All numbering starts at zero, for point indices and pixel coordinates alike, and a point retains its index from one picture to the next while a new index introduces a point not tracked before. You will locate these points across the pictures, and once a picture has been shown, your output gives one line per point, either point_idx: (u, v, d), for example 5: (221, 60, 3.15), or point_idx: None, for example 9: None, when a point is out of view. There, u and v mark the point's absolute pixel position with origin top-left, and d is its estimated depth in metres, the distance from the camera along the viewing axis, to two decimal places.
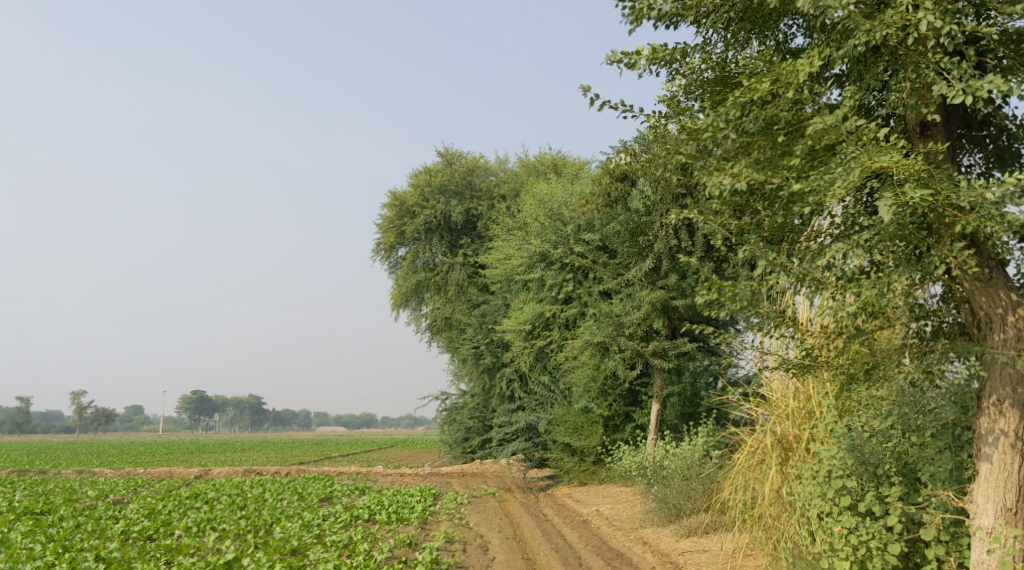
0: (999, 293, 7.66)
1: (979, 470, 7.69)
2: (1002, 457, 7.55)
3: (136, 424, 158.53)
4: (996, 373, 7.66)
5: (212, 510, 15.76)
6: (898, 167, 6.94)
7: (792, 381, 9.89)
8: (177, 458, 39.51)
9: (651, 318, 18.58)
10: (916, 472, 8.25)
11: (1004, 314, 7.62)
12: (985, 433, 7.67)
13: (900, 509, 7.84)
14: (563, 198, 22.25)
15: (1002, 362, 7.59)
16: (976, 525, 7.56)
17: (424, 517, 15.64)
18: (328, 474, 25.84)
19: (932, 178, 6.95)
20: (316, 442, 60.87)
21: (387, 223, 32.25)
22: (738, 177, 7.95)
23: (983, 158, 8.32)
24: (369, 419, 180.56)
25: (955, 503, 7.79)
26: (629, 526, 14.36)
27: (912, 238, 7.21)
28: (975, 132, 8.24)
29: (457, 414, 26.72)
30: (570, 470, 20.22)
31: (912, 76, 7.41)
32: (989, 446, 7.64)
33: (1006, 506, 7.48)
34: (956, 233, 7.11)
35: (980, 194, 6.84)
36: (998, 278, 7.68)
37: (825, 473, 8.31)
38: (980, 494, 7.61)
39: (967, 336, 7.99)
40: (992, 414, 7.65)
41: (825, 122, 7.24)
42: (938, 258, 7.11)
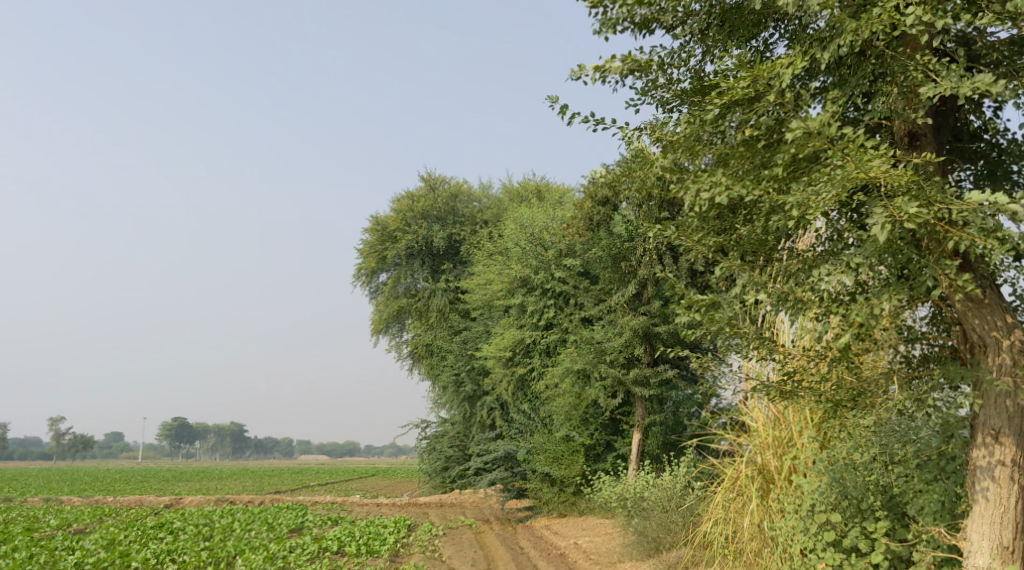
0: (993, 314, 7.26)
1: (973, 505, 7.26)
2: (998, 492, 7.12)
3: (115, 451, 156.70)
4: (991, 402, 7.25)
5: (174, 541, 15.19)
6: (885, 176, 6.54)
7: (772, 409, 9.49)
8: (151, 487, 38.63)
9: (632, 345, 18.17)
10: (901, 504, 7.81)
11: (998, 337, 7.22)
12: (980, 465, 7.25)
13: (886, 546, 7.38)
14: (544, 223, 21.87)
15: (997, 390, 7.18)
16: (970, 565, 7.13)
17: (395, 550, 15.10)
18: (302, 503, 25.23)
19: (925, 188, 6.52)
20: (298, 470, 59.90)
21: (368, 248, 31.79)
22: (716, 187, 7.58)
23: (974, 175, 7.97)
24: (353, 448, 178.93)
25: (947, 540, 7.34)
26: (607, 560, 13.83)
27: (901, 255, 6.78)
28: (963, 148, 7.90)
29: (437, 443, 26.11)
30: (549, 501, 19.52)
31: (901, 78, 7.08)
32: (983, 480, 7.20)
33: (1002, 544, 7.04)
34: (948, 249, 6.68)
35: (972, 206, 6.43)
36: (991, 299, 7.28)
37: (807, 508, 7.94)
38: (974, 531, 7.16)
39: (959, 360, 7.58)
40: (986, 445, 7.23)
41: (807, 128, 6.87)
42: (929, 276, 6.68)
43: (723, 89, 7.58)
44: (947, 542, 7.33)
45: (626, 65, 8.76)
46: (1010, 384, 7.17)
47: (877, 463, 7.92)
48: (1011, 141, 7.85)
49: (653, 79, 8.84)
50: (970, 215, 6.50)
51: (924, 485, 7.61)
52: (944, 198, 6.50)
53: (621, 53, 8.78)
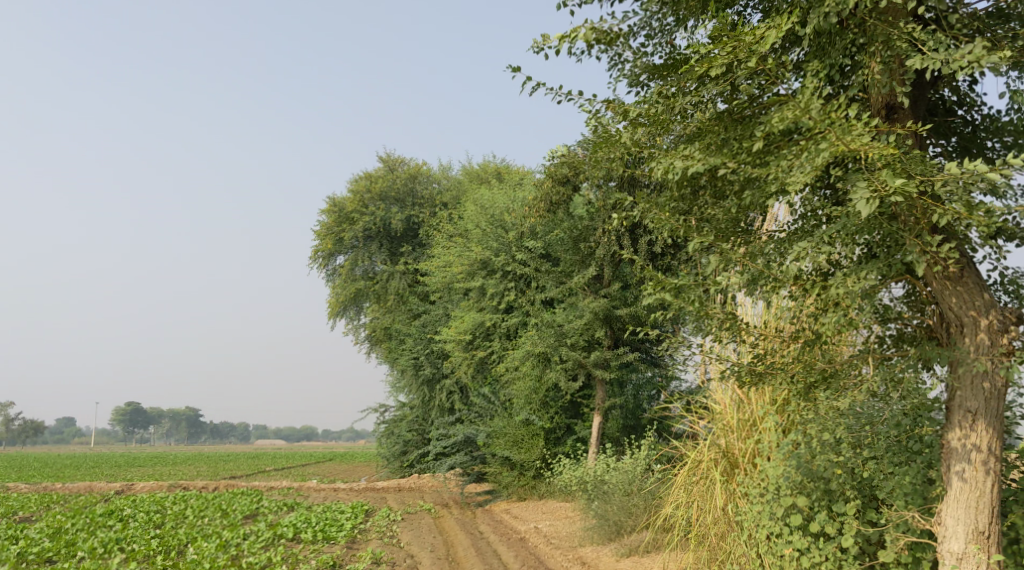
0: (971, 294, 7.12)
1: (947, 489, 7.14)
2: (974, 475, 6.99)
3: (66, 436, 154.24)
4: (968, 383, 7.11)
5: (123, 530, 14.74)
6: (866, 149, 6.33)
7: (736, 392, 9.33)
8: (102, 472, 37.90)
9: (593, 328, 18.04)
10: (870, 487, 7.66)
11: (975, 316, 7.08)
12: (956, 447, 7.11)
13: (856, 529, 7.22)
14: (504, 204, 21.59)
15: (974, 370, 7.04)
16: (946, 551, 7.00)
17: (352, 536, 14.78)
18: (257, 489, 24.79)
19: (906, 161, 6.32)
20: (254, 455, 59.25)
21: (325, 229, 31.31)
22: (690, 160, 7.37)
23: (947, 151, 7.82)
24: (310, 433, 177.89)
25: (922, 525, 7.18)
26: (567, 544, 13.65)
27: (879, 231, 6.59)
28: (938, 122, 7.76)
29: (395, 427, 25.81)
30: (509, 484, 19.34)
31: (884, 47, 6.89)
32: (958, 463, 7.08)
33: (977, 529, 6.92)
34: (930, 226, 6.49)
35: (954, 180, 6.24)
36: (969, 277, 7.15)
37: (774, 493, 7.78)
38: (949, 516, 7.03)
39: (935, 340, 7.44)
40: (962, 428, 7.09)
41: (787, 97, 6.64)
42: (907, 253, 6.48)
43: (699, 58, 7.37)
44: (920, 526, 7.20)
45: (593, 36, 8.47)
46: (987, 365, 7.03)
47: (845, 445, 7.75)
48: (985, 117, 7.73)
49: (621, 51, 8.58)
50: (951, 190, 6.31)
51: (896, 468, 7.46)
52: (925, 171, 6.32)
53: (589, 24, 8.48)
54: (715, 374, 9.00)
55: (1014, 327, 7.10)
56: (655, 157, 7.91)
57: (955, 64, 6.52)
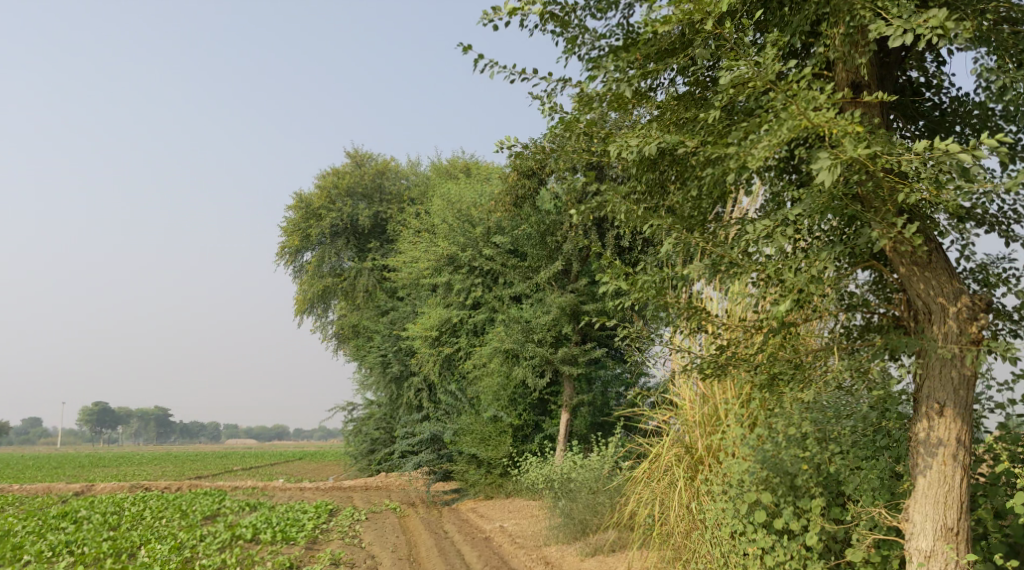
0: (940, 280, 6.91)
1: (914, 484, 6.92)
2: (941, 469, 6.77)
3: (33, 437, 152.32)
4: (936, 372, 6.90)
5: (75, 532, 14.29)
6: (831, 124, 6.04)
7: (700, 387, 9.08)
8: (65, 473, 37.17)
9: (560, 324, 17.84)
10: (837, 483, 7.41)
11: (944, 304, 6.86)
12: (923, 440, 6.90)
13: (820, 525, 6.96)
14: (471, 199, 21.30)
15: (942, 359, 6.83)
16: (913, 549, 6.77)
17: (312, 536, 14.42)
18: (221, 489, 24.34)
19: (871, 137, 6.04)
20: (222, 455, 58.60)
21: (291, 225, 30.87)
22: (650, 139, 7.10)
23: (918, 131, 7.62)
24: (281, 432, 176.78)
25: (889, 522, 6.95)
26: (532, 543, 13.37)
27: (845, 212, 6.34)
28: (907, 103, 7.55)
29: (362, 426, 25.46)
30: (476, 483, 19.12)
31: (848, 16, 6.61)
32: (925, 457, 6.86)
33: (945, 525, 6.69)
34: (896, 208, 6.23)
35: (921, 157, 5.97)
36: (937, 263, 6.94)
37: (737, 490, 7.54)
38: (916, 513, 6.81)
39: (903, 329, 7.23)
40: (931, 420, 6.88)
41: (748, 70, 6.35)
42: (873, 235, 6.22)
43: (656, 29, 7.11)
44: (888, 524, 6.97)
45: (547, 15, 8.13)
46: (955, 353, 6.81)
47: (810, 439, 7.49)
48: (954, 100, 7.53)
49: (576, 30, 8.27)
50: (918, 168, 6.05)
51: (862, 462, 7.20)
52: (892, 148, 6.07)
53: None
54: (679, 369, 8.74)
55: (985, 314, 6.85)
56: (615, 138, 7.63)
57: (921, 32, 6.25)
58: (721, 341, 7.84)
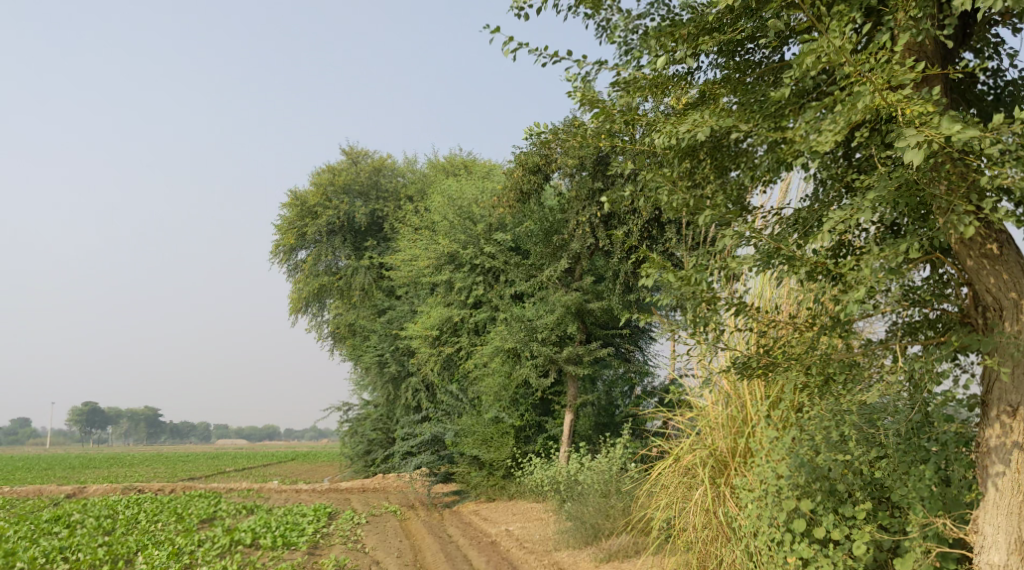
0: (1012, 274, 6.58)
1: (985, 493, 6.61)
2: (1016, 477, 6.45)
3: (22, 438, 151.44)
4: (1007, 373, 6.57)
5: (69, 537, 13.85)
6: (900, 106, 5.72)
7: (723, 385, 8.48)
8: (56, 474, 36.56)
9: (565, 323, 17.44)
10: (880, 487, 7.05)
11: (1017, 299, 6.54)
12: (995, 447, 6.58)
13: (868, 535, 6.59)
14: (472, 195, 20.92)
15: (1016, 358, 6.49)
16: (985, 562, 6.46)
17: (314, 541, 13.97)
18: (215, 491, 23.85)
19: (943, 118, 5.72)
20: (214, 456, 57.90)
21: (286, 224, 30.38)
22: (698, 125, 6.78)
23: (978, 114, 7.24)
24: (272, 433, 175.93)
25: (956, 534, 6.62)
26: (541, 548, 12.92)
27: (915, 195, 6.01)
28: (964, 87, 7.23)
29: (360, 426, 25.02)
30: (478, 484, 18.72)
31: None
32: (997, 465, 6.55)
33: (1020, 538, 6.38)
34: (967, 196, 5.90)
35: (996, 140, 5.64)
36: (1009, 256, 6.61)
37: (774, 496, 7.11)
38: (987, 524, 6.50)
39: (970, 325, 6.89)
40: (1003, 425, 6.57)
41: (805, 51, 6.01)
42: (945, 221, 5.89)
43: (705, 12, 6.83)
44: (955, 536, 6.64)
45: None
46: None
47: (852, 442, 7.10)
48: (1009, 83, 7.27)
49: (609, 13, 7.99)
50: (991, 154, 5.70)
51: (910, 470, 6.79)
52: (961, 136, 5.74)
53: None
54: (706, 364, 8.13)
55: None
56: (658, 125, 7.31)
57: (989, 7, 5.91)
58: (767, 338, 7.47)
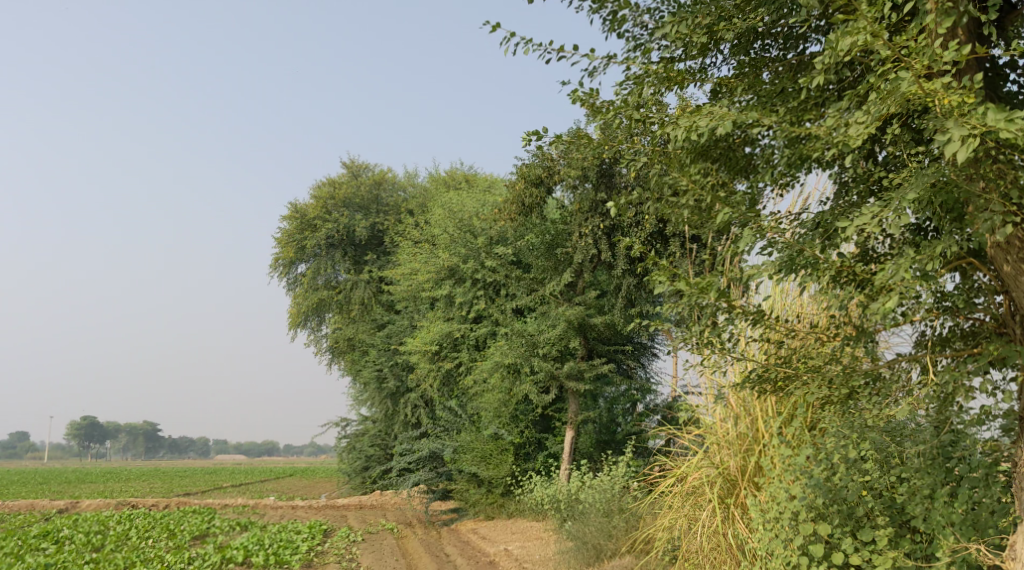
0: None
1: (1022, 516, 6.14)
2: None
3: (21, 451, 150.95)
4: None
5: (56, 554, 13.48)
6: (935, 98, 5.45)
7: (730, 402, 8.10)
8: (51, 488, 36.04)
9: (567, 338, 17.05)
10: (901, 511, 6.66)
11: None
12: None
13: (891, 561, 6.22)
14: (474, 208, 20.64)
15: None
16: None
17: (307, 559, 13.59)
18: (210, 507, 23.45)
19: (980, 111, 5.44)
20: (213, 471, 57.46)
21: (285, 237, 30.12)
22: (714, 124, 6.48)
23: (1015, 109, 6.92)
24: (271, 448, 175.22)
25: (990, 560, 6.13)
26: (541, 568, 12.51)
27: (953, 192, 5.75)
28: (995, 84, 6.95)
29: (357, 442, 24.63)
30: (477, 502, 18.29)
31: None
32: None
33: None
34: (1003, 195, 5.58)
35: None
36: None
37: (788, 519, 6.74)
38: None
39: (1006, 335, 6.58)
40: None
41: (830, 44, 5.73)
42: (984, 219, 5.59)
43: None
44: (989, 563, 6.15)
45: None
46: None
47: (869, 462, 6.77)
48: None
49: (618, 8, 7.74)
50: None
51: (935, 491, 6.40)
52: (993, 135, 5.42)
53: None
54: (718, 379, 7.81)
55: None
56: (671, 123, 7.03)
57: None
58: (789, 349, 7.19)
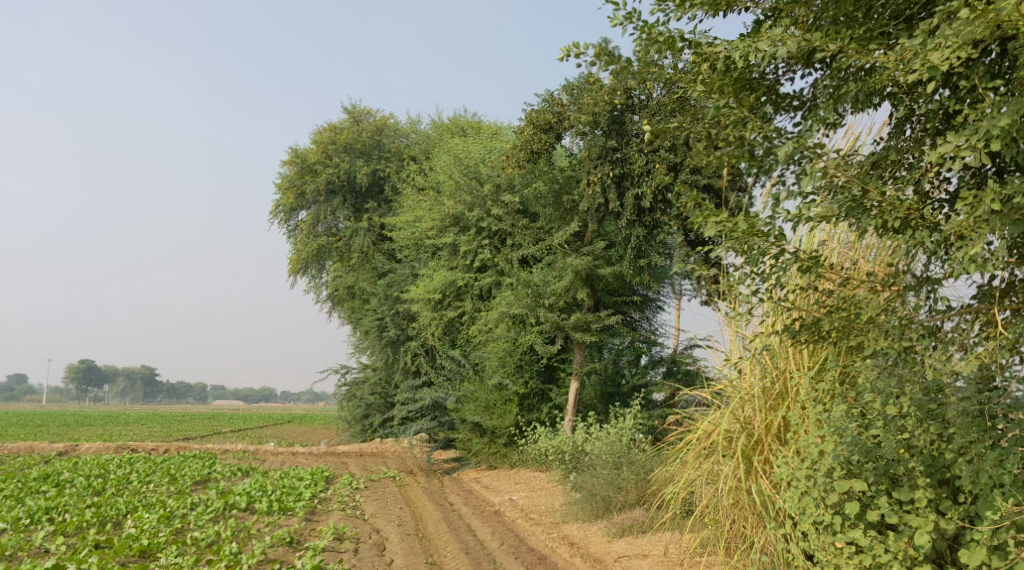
0: None
1: None
2: None
3: (18, 394, 151.46)
4: None
5: (58, 497, 13.31)
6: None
7: (757, 356, 7.81)
8: (47, 432, 35.88)
9: (573, 289, 16.72)
10: (943, 469, 6.50)
11: None
12: None
13: (934, 523, 6.14)
14: (480, 154, 20.25)
15: None
16: None
17: (312, 507, 13.42)
18: (209, 452, 23.30)
19: None
20: (209, 416, 57.34)
21: (287, 182, 29.72)
22: None
23: None
24: (268, 394, 175.81)
25: None
26: (548, 520, 12.33)
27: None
28: None
29: (357, 390, 24.42)
30: (479, 452, 18.11)
31: None
32: None
33: None
34: None
35: None
36: None
37: (823, 476, 6.64)
38: None
39: None
40: None
41: None
42: None
43: None
44: None
45: None
46: None
47: (909, 419, 6.58)
48: None
49: None
50: None
51: (978, 449, 6.23)
52: None
53: None
54: (761, 331, 7.72)
55: None
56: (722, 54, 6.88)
57: None
58: (844, 300, 7.13)
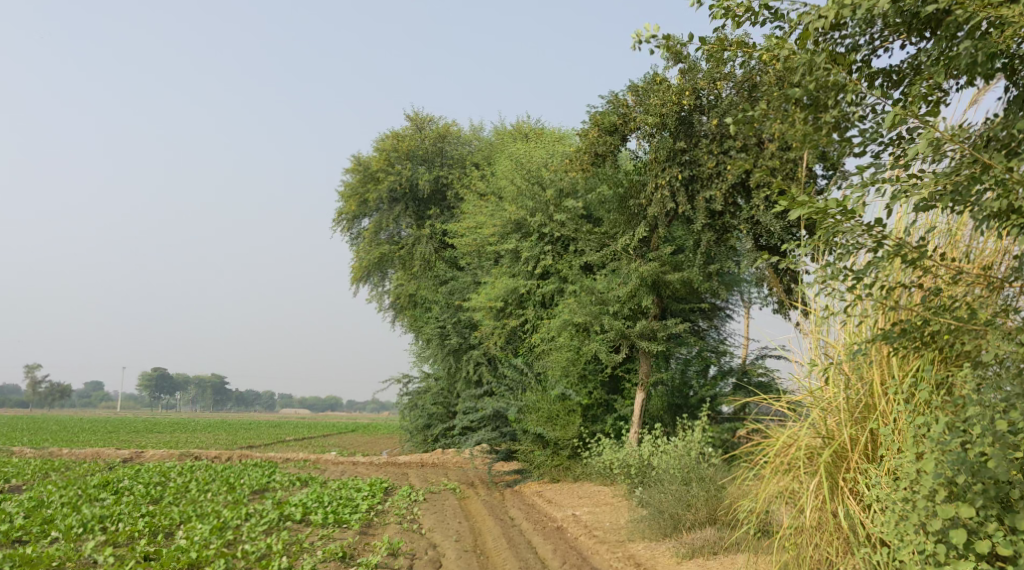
0: None
1: None
2: None
3: (93, 400, 155.21)
4: None
5: (114, 505, 13.12)
6: None
7: (840, 366, 7.18)
8: (119, 438, 36.34)
9: (639, 296, 16.13)
10: None
11: None
12: None
13: None
14: (543, 159, 19.77)
15: None
16: None
17: (368, 519, 13.03)
18: (270, 461, 23.14)
19: None
20: (275, 423, 57.78)
21: (349, 190, 29.63)
22: None
23: None
24: (335, 403, 177.36)
25: None
26: (613, 538, 11.73)
27: None
28: None
29: (419, 400, 24.04)
30: (542, 464, 17.27)
31: None
32: None
33: None
34: None
35: None
36: None
37: (924, 499, 6.05)
38: None
39: None
40: None
41: None
42: None
43: None
44: None
45: None
46: None
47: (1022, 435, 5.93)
48: None
49: None
50: None
51: None
52: None
53: None
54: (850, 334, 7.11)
55: None
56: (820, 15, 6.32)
57: None
58: (945, 298, 6.52)
